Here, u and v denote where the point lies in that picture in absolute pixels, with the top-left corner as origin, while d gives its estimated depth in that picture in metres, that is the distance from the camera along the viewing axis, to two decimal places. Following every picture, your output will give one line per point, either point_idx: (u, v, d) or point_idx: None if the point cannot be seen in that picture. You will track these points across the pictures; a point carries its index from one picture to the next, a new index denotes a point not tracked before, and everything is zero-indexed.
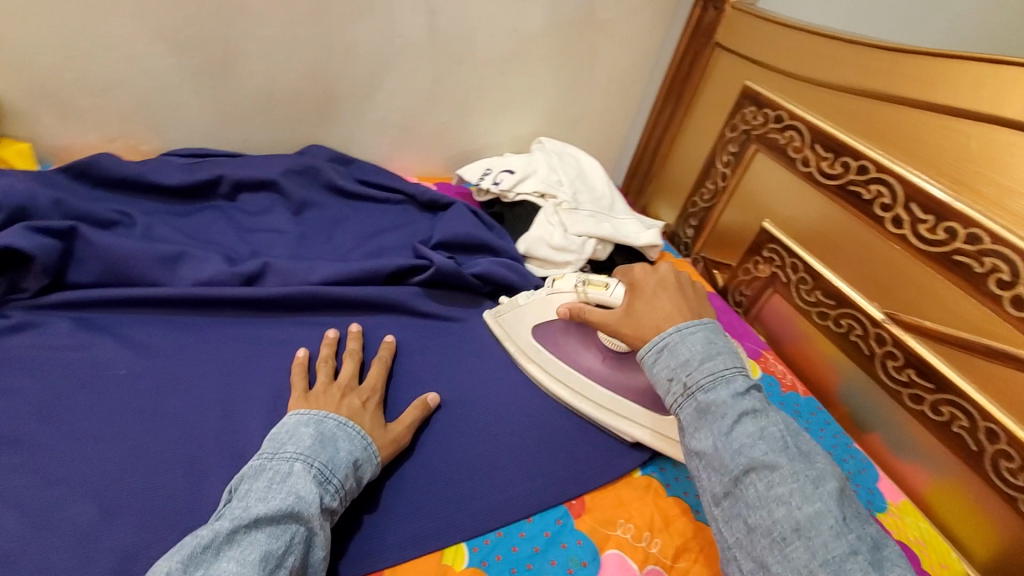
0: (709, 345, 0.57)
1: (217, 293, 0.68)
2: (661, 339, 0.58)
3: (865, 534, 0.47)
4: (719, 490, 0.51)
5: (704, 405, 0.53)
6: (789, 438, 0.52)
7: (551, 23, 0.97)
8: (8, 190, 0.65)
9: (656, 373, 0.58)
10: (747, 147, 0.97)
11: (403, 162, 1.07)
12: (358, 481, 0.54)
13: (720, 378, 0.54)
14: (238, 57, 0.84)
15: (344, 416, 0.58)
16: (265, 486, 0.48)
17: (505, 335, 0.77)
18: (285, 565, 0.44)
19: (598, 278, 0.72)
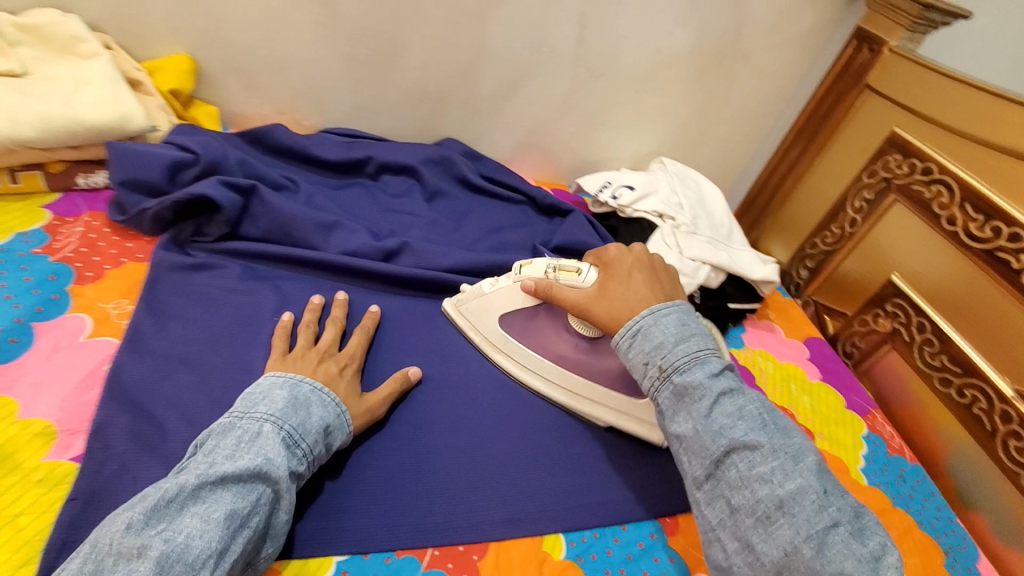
0: (682, 326, 0.57)
1: (361, 264, 0.75)
2: (635, 323, 0.58)
3: (847, 505, 0.48)
4: (701, 472, 0.51)
5: (680, 386, 0.54)
6: (766, 416, 0.52)
7: (694, 48, 0.98)
8: (207, 147, 0.74)
9: (632, 358, 0.58)
10: (885, 196, 0.94)
11: (526, 165, 1.11)
12: (327, 448, 0.54)
13: (695, 359, 0.55)
14: (402, 51, 0.92)
15: (319, 382, 0.58)
16: (233, 444, 0.48)
17: (470, 326, 0.74)
18: (250, 525, 0.45)
19: (569, 261, 0.67)
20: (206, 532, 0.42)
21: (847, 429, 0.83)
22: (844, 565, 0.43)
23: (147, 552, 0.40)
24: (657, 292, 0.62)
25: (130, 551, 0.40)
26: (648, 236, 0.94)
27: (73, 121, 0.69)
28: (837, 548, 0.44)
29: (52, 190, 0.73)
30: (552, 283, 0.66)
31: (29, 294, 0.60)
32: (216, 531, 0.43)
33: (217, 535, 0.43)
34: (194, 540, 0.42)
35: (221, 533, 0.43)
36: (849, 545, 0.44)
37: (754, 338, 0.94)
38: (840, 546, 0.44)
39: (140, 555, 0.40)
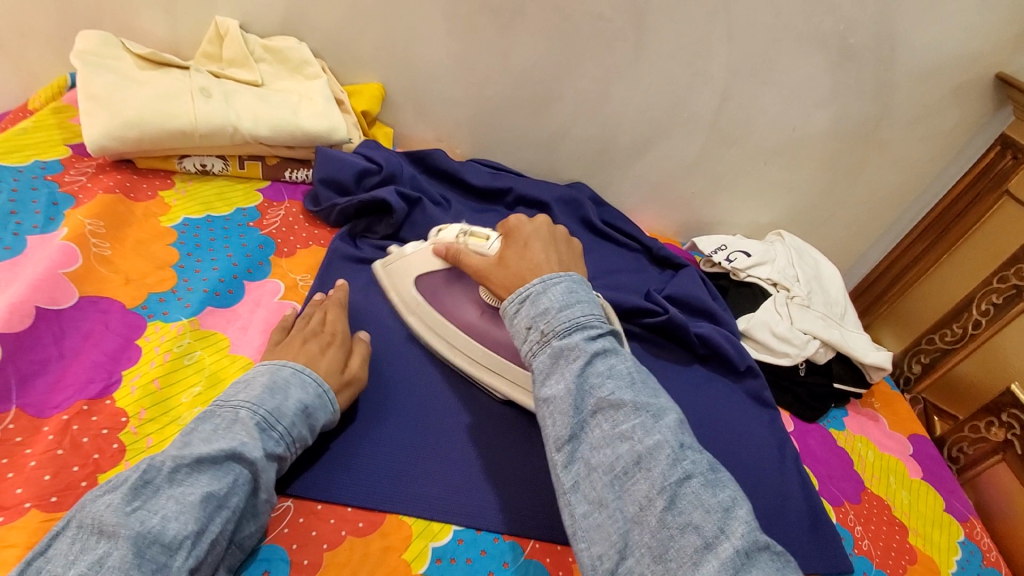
0: (569, 292, 0.57)
1: None
2: (526, 291, 0.58)
3: (702, 459, 0.49)
4: (564, 433, 0.50)
5: (558, 348, 0.53)
6: (636, 375, 0.53)
7: (830, 131, 1.02)
8: (390, 161, 0.88)
9: (517, 324, 0.57)
10: (1013, 304, 0.92)
11: (643, 217, 1.18)
12: (308, 429, 0.57)
13: (579, 323, 0.55)
14: (555, 100, 1.04)
15: (302, 365, 0.60)
16: (209, 430, 0.50)
17: (389, 286, 0.78)
18: (228, 507, 0.47)
19: (481, 231, 0.73)
20: (182, 513, 0.45)
21: (945, 532, 0.80)
22: (691, 516, 0.45)
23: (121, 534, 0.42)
24: (552, 263, 0.62)
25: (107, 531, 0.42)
26: (759, 303, 0.97)
27: (294, 126, 0.85)
28: (687, 500, 0.46)
29: (264, 178, 0.89)
30: (461, 246, 0.71)
31: (243, 256, 0.74)
32: (193, 513, 0.45)
33: (194, 517, 0.45)
34: (170, 523, 0.44)
35: (199, 514, 0.45)
36: (701, 499, 0.46)
37: (855, 423, 0.93)
38: (690, 498, 0.46)
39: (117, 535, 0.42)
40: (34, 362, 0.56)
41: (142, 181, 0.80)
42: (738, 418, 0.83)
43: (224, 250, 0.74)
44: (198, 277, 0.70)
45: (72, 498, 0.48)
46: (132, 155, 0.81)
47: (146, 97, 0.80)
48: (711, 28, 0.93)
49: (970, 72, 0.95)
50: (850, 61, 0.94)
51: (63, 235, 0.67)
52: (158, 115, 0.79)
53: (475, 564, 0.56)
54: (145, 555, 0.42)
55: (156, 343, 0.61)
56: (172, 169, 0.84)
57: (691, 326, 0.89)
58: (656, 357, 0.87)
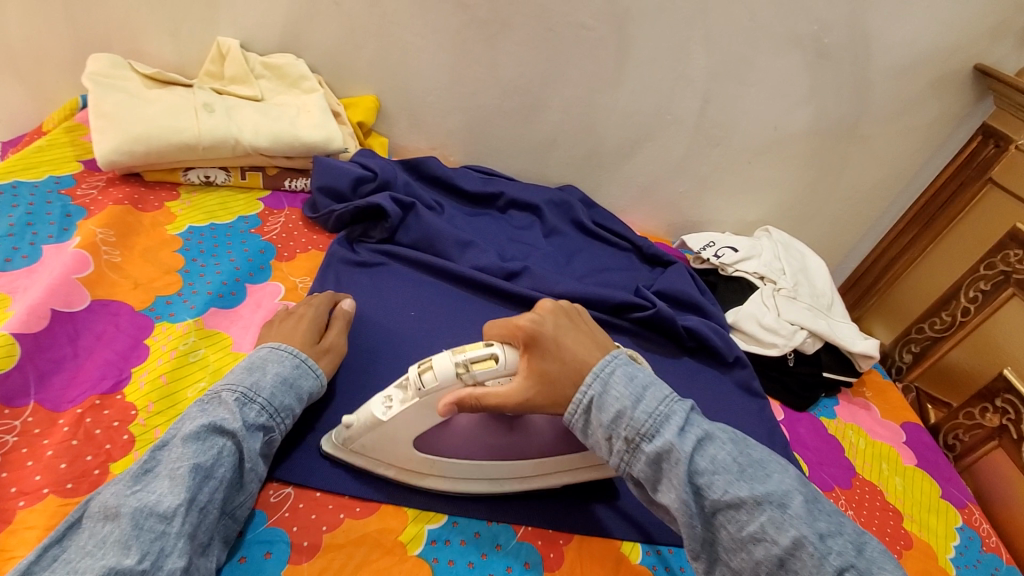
0: (632, 383, 0.55)
1: (489, 279, 0.87)
2: (585, 396, 0.55)
3: (839, 536, 0.49)
4: (697, 543, 0.52)
5: (653, 457, 0.52)
6: (738, 459, 0.52)
7: (812, 128, 1.05)
8: (385, 169, 0.92)
9: (594, 431, 0.55)
10: (1002, 289, 0.93)
11: (634, 218, 1.21)
12: (294, 397, 0.60)
13: (660, 418, 0.53)
14: (543, 107, 1.07)
15: (276, 342, 0.64)
16: (192, 413, 0.54)
17: (373, 463, 0.61)
18: (216, 476, 0.51)
19: (475, 349, 0.56)
20: (172, 486, 0.48)
21: (939, 517, 0.81)
22: None
23: (121, 511, 0.46)
24: (589, 352, 0.58)
25: (109, 512, 0.46)
26: (747, 296, 0.99)
27: (292, 138, 0.89)
28: None
29: (265, 188, 0.93)
30: (474, 384, 0.55)
31: (245, 261, 0.78)
32: (182, 484, 0.48)
33: (184, 487, 0.48)
34: (164, 496, 0.47)
35: (188, 483, 0.49)
36: None
37: (846, 412, 0.94)
38: None
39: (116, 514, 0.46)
40: (50, 360, 0.60)
41: (150, 193, 0.85)
42: (727, 407, 0.85)
43: (227, 255, 0.78)
44: (202, 280, 0.73)
45: (86, 484, 0.52)
46: (140, 169, 0.85)
47: (153, 113, 0.84)
48: (690, 32, 0.97)
49: (946, 67, 0.97)
50: (827, 60, 0.98)
51: (76, 243, 0.71)
52: (165, 130, 0.83)
53: (468, 545, 0.59)
54: (142, 526, 0.45)
55: (164, 342, 0.65)
56: (177, 181, 0.88)
57: (679, 319, 0.92)
58: (646, 350, 0.89)
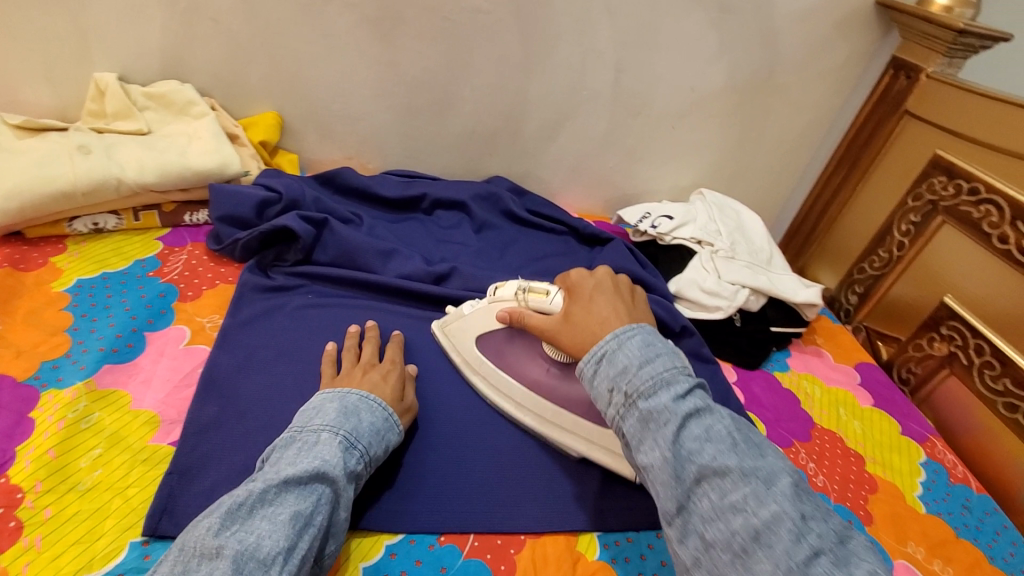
0: (647, 347, 0.53)
1: (416, 286, 0.82)
2: (600, 349, 0.54)
3: (830, 529, 0.43)
4: (671, 506, 0.46)
5: (645, 411, 0.49)
6: (736, 435, 0.48)
7: (727, 85, 1.04)
8: (291, 187, 0.87)
9: (597, 386, 0.53)
10: (932, 219, 0.91)
11: (567, 200, 1.19)
12: (384, 449, 0.60)
13: (662, 381, 0.50)
14: (455, 100, 1.03)
15: (365, 391, 0.63)
16: (295, 453, 0.53)
17: (451, 348, 0.77)
18: (314, 524, 0.49)
19: (540, 284, 0.69)
20: (273, 532, 0.47)
21: (903, 455, 0.80)
22: None
23: (223, 552, 0.44)
24: (620, 316, 0.59)
25: (210, 551, 0.44)
26: (687, 263, 0.97)
27: (184, 168, 0.84)
28: None
29: (164, 225, 0.88)
30: (524, 308, 0.68)
31: (142, 308, 0.73)
32: (283, 531, 0.47)
33: (284, 534, 0.47)
34: (264, 540, 0.46)
35: (288, 532, 0.47)
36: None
37: (799, 362, 0.93)
38: None
39: (218, 554, 0.44)
40: None
41: (34, 250, 0.78)
42: None
43: (121, 304, 0.73)
44: (94, 337, 0.68)
45: None
46: (18, 226, 0.78)
47: (25, 164, 0.78)
48: (590, 3, 0.93)
49: (849, 4, 0.96)
50: (731, 14, 0.96)
51: None
52: (37, 179, 0.76)
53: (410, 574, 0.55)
54: (243, 570, 0.44)
55: (50, 412, 0.59)
56: (64, 233, 0.82)
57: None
58: None
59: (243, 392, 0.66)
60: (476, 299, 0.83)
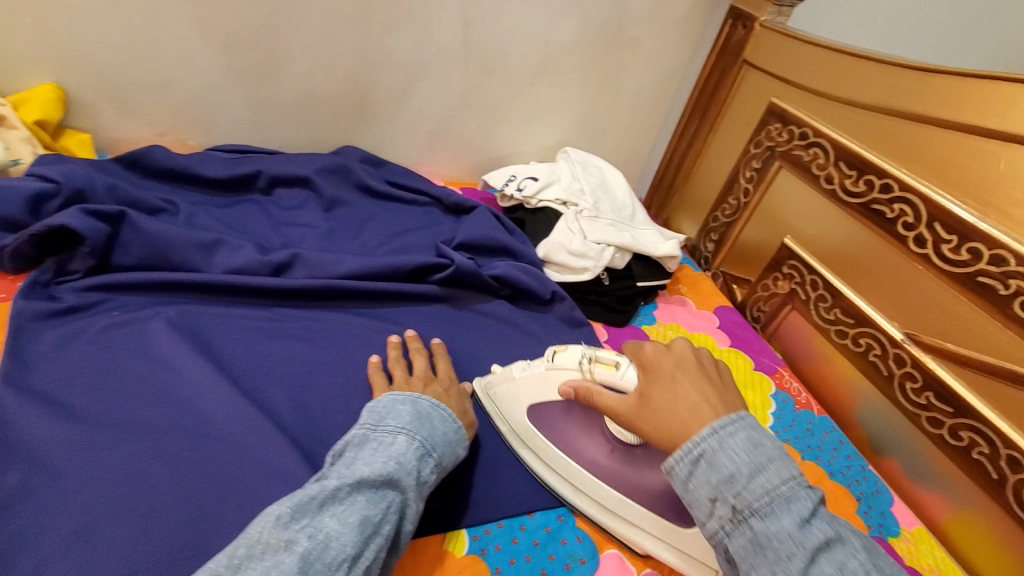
0: (755, 450, 0.47)
1: (249, 280, 0.72)
2: (696, 447, 0.48)
3: None
4: None
5: (761, 534, 0.43)
6: (872, 571, 0.41)
7: (580, 38, 1.01)
8: (72, 174, 0.72)
9: (693, 492, 0.48)
10: (770, 164, 0.96)
11: (431, 167, 1.11)
12: (454, 460, 0.58)
13: (779, 498, 0.44)
14: (284, 60, 0.90)
15: (434, 398, 0.61)
16: (370, 453, 0.52)
17: (498, 415, 0.69)
18: (381, 533, 0.48)
19: (607, 354, 0.61)
20: (341, 534, 0.46)
21: (757, 390, 0.85)
22: None
23: (293, 547, 0.44)
24: (710, 403, 0.52)
25: (281, 544, 0.44)
26: (553, 225, 0.95)
27: None
28: None
29: None
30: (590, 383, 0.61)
31: None
32: (351, 536, 0.46)
33: (351, 540, 0.46)
34: (333, 540, 0.45)
35: (355, 538, 0.46)
36: None
37: (665, 313, 0.96)
38: None
39: (288, 548, 0.44)
40: None
41: None
42: (550, 344, 0.82)
43: None
44: None
45: None
46: None
47: None
48: None
49: None
50: None
51: None
52: None
53: None
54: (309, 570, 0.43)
55: None
56: None
57: (486, 269, 0.85)
58: (459, 312, 0.82)
59: (22, 438, 0.54)
60: (324, 286, 0.75)
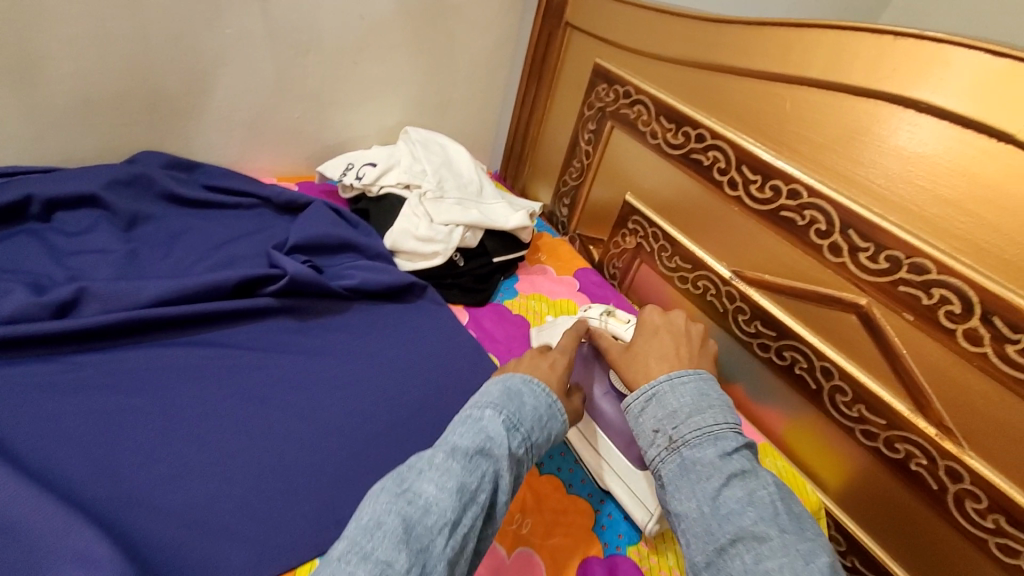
0: (700, 396, 0.54)
1: (25, 330, 0.60)
2: (650, 387, 0.56)
3: None
4: (701, 560, 0.46)
5: (689, 460, 0.50)
6: (780, 504, 0.47)
7: (398, 9, 0.95)
8: None
9: (641, 424, 0.55)
10: (604, 124, 0.98)
11: (259, 164, 1.01)
12: (547, 436, 0.55)
13: (710, 435, 0.51)
14: (37, 59, 0.75)
15: (526, 373, 0.59)
16: (461, 426, 0.51)
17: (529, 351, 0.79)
18: (478, 501, 0.45)
19: (623, 314, 0.74)
20: (439, 499, 0.44)
21: None
22: None
23: (387, 515, 0.42)
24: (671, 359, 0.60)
25: (382, 509, 0.43)
26: (398, 212, 0.90)
27: None
28: None
29: None
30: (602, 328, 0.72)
31: None
32: (448, 501, 0.44)
33: (449, 506, 0.44)
34: (430, 506, 0.43)
35: (454, 504, 0.44)
36: None
37: (526, 284, 0.96)
38: None
39: (385, 514, 0.42)
40: None
41: None
42: (407, 335, 0.79)
43: None
44: None
45: None
46: None
47: None
48: None
49: None
50: None
51: None
52: None
53: None
54: (410, 534, 0.41)
55: None
56: None
57: (336, 280, 0.80)
58: (302, 321, 0.76)
59: None
60: (128, 321, 0.65)
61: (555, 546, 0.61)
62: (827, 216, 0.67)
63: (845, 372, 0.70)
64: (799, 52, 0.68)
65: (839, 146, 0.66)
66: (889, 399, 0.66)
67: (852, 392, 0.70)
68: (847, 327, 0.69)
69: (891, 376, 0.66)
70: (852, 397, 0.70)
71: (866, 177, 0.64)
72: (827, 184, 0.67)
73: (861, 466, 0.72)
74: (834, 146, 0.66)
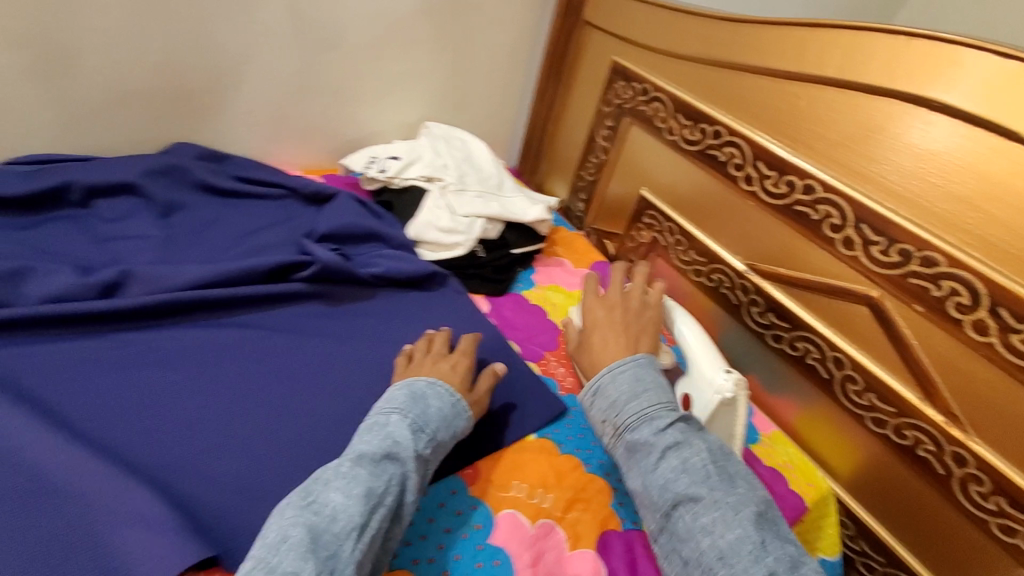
0: (635, 381, 0.60)
1: (72, 308, 0.64)
2: (593, 383, 0.62)
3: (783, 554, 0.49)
4: (655, 527, 0.53)
5: (631, 443, 0.56)
6: (711, 467, 0.54)
7: (420, 6, 0.98)
8: None
9: (591, 416, 0.61)
10: (621, 121, 1.01)
11: (286, 156, 1.04)
12: (450, 435, 0.59)
13: (646, 417, 0.57)
14: (77, 51, 0.78)
15: (433, 377, 0.63)
16: (366, 434, 0.55)
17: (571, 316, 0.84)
18: (384, 504, 0.49)
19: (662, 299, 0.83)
20: (347, 507, 0.47)
21: None
22: None
23: (296, 526, 0.45)
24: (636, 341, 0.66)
25: (293, 521, 0.46)
26: (421, 203, 0.94)
27: None
28: None
29: None
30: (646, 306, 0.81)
31: None
32: (355, 508, 0.47)
33: (357, 512, 0.47)
34: (337, 515, 0.47)
35: (360, 509, 0.47)
36: None
37: (543, 276, 0.98)
38: None
39: (295, 524, 0.46)
40: None
41: None
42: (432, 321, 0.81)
43: None
44: None
45: None
46: None
47: None
48: None
49: None
50: None
51: None
52: None
53: None
54: (317, 543, 0.45)
55: None
56: None
57: (363, 268, 0.83)
58: (331, 307, 0.79)
59: None
60: (167, 303, 0.68)
61: (575, 519, 0.63)
62: (840, 210, 0.70)
63: (857, 362, 0.72)
64: (815, 51, 0.71)
65: (854, 142, 0.68)
66: (899, 388, 0.68)
67: (863, 381, 0.72)
68: (859, 318, 0.71)
69: (901, 366, 0.68)
70: (863, 386, 0.72)
71: (881, 174, 0.66)
72: (843, 179, 0.70)
73: (871, 454, 0.74)
74: (849, 143, 0.69)
